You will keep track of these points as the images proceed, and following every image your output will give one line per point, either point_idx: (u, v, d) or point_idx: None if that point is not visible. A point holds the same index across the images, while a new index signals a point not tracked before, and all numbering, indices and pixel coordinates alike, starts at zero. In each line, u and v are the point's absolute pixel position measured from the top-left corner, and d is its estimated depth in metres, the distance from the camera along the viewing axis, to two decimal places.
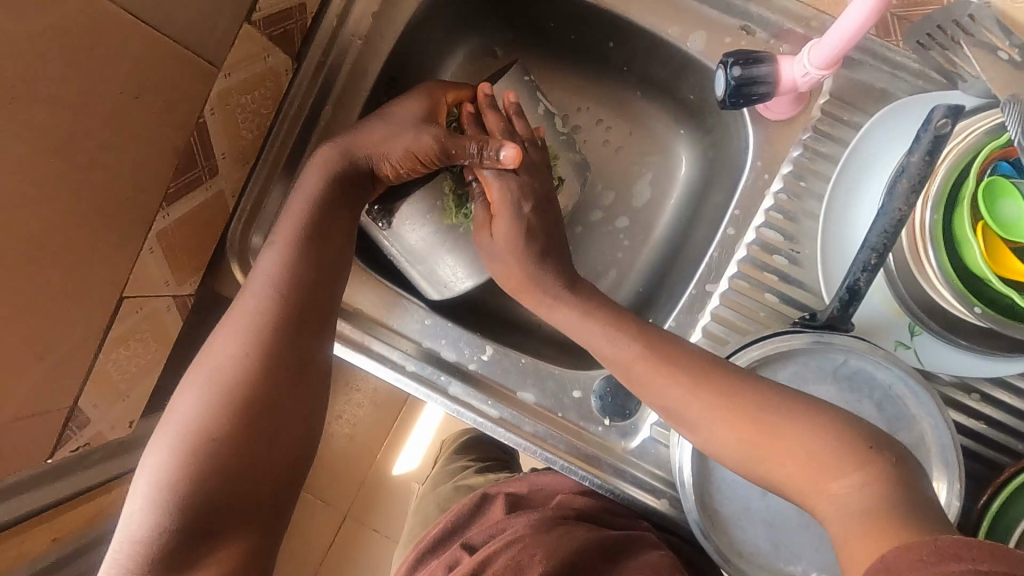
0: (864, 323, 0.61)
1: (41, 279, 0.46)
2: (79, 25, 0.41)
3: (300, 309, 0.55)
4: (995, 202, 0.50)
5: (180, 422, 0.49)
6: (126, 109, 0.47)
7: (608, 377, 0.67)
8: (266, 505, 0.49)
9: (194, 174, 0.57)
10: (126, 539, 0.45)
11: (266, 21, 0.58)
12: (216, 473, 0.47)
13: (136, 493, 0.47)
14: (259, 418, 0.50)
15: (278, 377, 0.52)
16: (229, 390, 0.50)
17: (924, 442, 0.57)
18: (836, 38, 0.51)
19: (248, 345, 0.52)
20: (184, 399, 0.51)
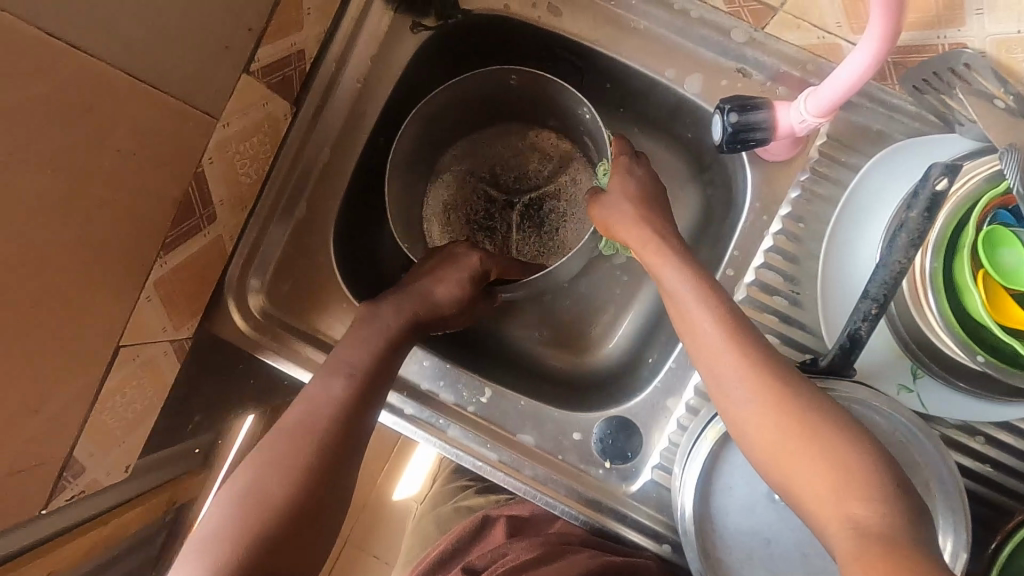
0: (866, 367, 0.61)
1: (32, 337, 0.45)
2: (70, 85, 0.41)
3: (357, 435, 0.56)
4: (996, 250, 0.50)
5: (215, 531, 0.47)
6: (124, 166, 0.47)
7: (608, 419, 0.67)
8: None
9: (192, 222, 0.57)
10: None
11: (265, 70, 0.57)
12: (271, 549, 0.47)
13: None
14: (294, 537, 0.49)
15: (324, 497, 0.51)
16: (277, 502, 0.49)
17: (929, 489, 0.56)
18: (826, 97, 0.51)
19: (302, 459, 0.52)
20: (255, 472, 0.51)
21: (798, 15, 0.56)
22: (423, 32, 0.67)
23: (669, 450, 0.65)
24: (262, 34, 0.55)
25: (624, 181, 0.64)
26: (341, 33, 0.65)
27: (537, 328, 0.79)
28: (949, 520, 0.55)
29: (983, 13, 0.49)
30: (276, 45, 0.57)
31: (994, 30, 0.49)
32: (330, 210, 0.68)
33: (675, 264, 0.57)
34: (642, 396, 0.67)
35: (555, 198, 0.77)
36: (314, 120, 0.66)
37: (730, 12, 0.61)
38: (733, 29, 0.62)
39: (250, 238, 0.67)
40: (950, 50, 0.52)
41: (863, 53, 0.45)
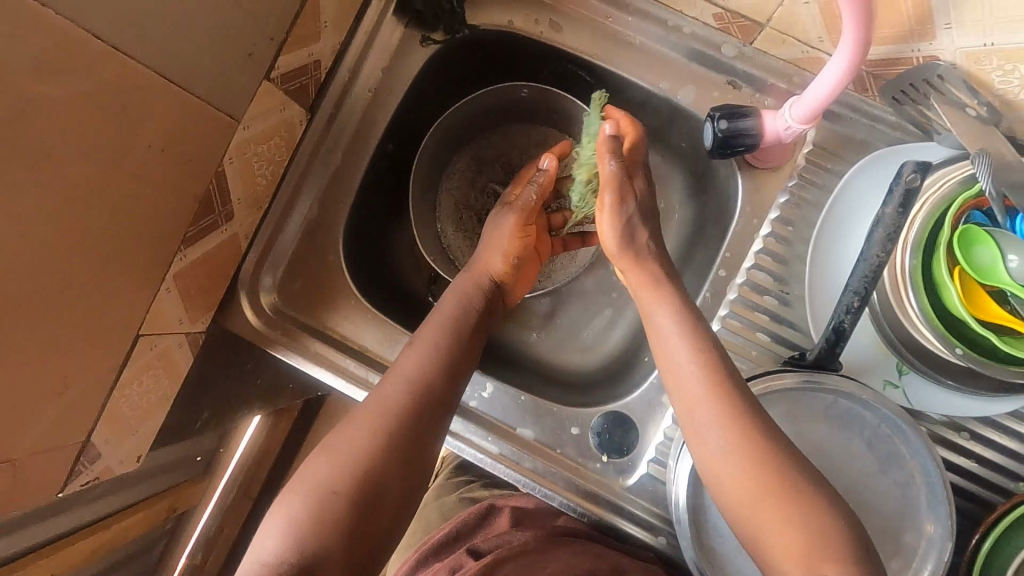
0: (853, 363, 0.63)
1: (59, 322, 0.48)
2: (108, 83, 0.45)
3: (435, 404, 0.59)
4: (971, 247, 0.53)
5: (304, 486, 0.52)
6: (153, 161, 0.50)
7: (606, 414, 0.69)
8: (376, 545, 0.52)
9: (211, 218, 0.60)
10: (255, 562, 0.48)
11: (284, 77, 0.61)
12: (353, 502, 0.51)
13: (275, 521, 0.51)
14: (377, 491, 0.53)
15: (402, 458, 0.55)
16: (359, 460, 0.53)
17: (914, 481, 0.58)
18: (806, 106, 0.55)
19: (381, 422, 0.56)
20: (350, 431, 0.56)
21: (782, 31, 0.60)
22: (433, 46, 0.71)
23: (664, 444, 0.67)
24: (282, 43, 0.58)
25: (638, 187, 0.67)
26: (355, 45, 0.69)
27: (537, 329, 0.82)
28: (932, 511, 0.57)
29: (952, 27, 0.51)
30: (296, 54, 0.61)
31: (961, 44, 0.52)
32: (340, 211, 0.72)
33: (673, 303, 0.61)
34: (638, 393, 0.70)
35: None
36: (328, 127, 0.70)
37: (720, 29, 0.65)
38: (724, 44, 0.66)
39: (264, 237, 0.70)
40: (924, 62, 0.55)
41: (835, 68, 0.49)
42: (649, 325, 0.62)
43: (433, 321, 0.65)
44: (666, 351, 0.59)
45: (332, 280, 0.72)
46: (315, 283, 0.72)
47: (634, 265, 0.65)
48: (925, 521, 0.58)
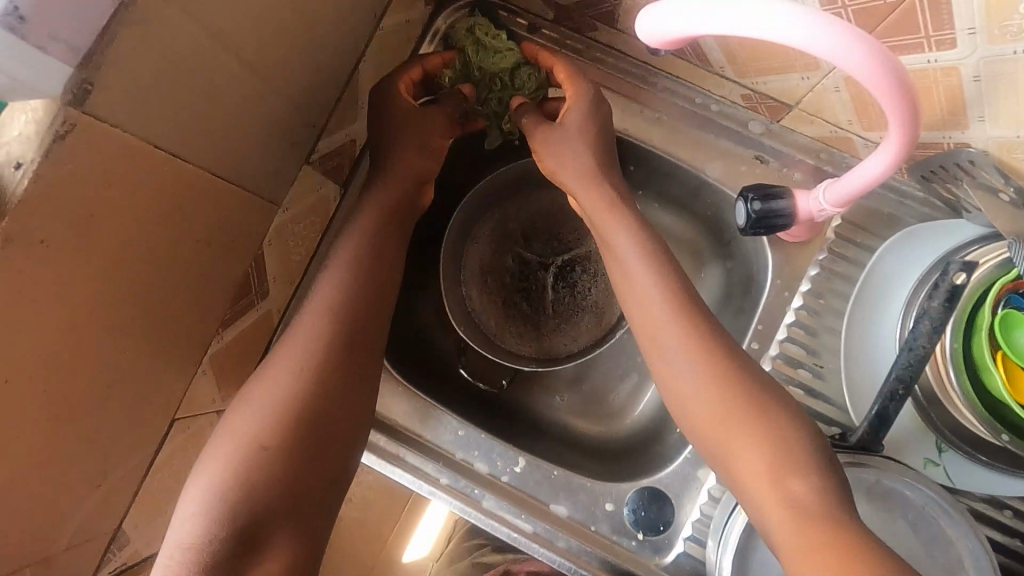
0: (893, 441, 0.63)
1: (103, 417, 0.48)
2: (176, 194, 0.44)
3: (358, 337, 0.57)
4: (1011, 332, 0.52)
5: (222, 452, 0.51)
6: (200, 252, 0.50)
7: (640, 489, 0.68)
8: (315, 498, 0.52)
9: (248, 299, 0.60)
10: (178, 546, 0.47)
11: (324, 159, 0.63)
12: (282, 462, 0.50)
13: (196, 494, 0.49)
14: (307, 438, 0.52)
15: (326, 396, 0.53)
16: (282, 409, 0.52)
17: (961, 565, 0.57)
18: (838, 193, 0.56)
19: (300, 363, 0.54)
20: (264, 386, 0.53)
21: (812, 113, 0.61)
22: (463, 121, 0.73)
23: (702, 522, 0.65)
24: (321, 128, 0.61)
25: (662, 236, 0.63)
26: None
27: (560, 392, 0.83)
28: None
29: (985, 120, 0.50)
30: (335, 138, 0.63)
31: (993, 134, 0.51)
32: None
33: (628, 228, 0.61)
34: (672, 467, 0.69)
35: (585, 262, 0.85)
36: None
37: (748, 107, 0.67)
38: (750, 121, 0.68)
39: None
40: (955, 148, 0.56)
41: (870, 167, 0.49)
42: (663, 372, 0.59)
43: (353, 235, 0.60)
44: (628, 283, 0.61)
45: None
46: None
47: (588, 179, 0.62)
48: None
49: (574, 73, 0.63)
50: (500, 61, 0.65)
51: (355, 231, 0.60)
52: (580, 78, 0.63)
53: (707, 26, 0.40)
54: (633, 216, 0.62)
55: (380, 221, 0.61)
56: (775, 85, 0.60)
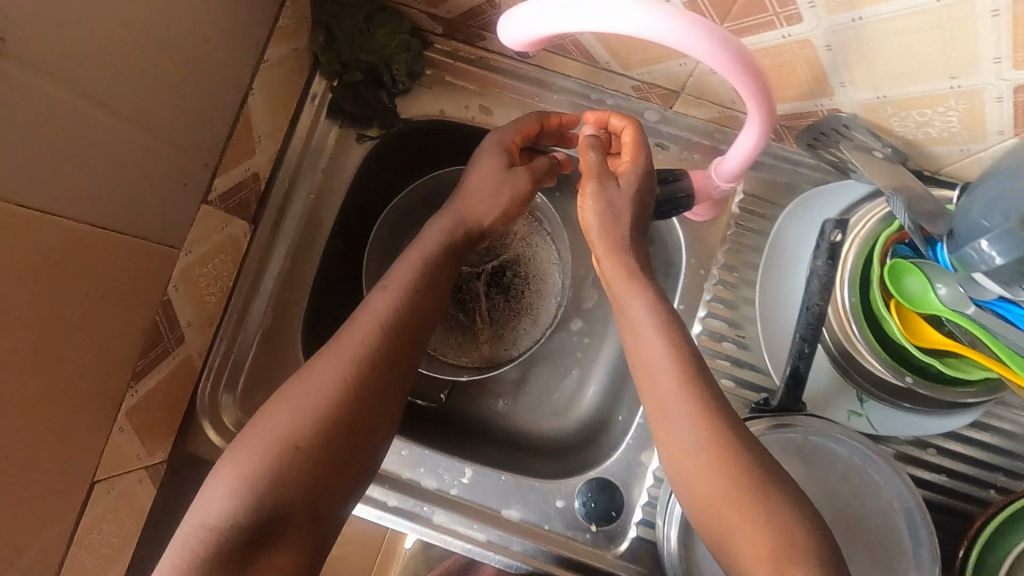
0: (817, 397, 0.65)
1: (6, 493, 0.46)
2: (53, 249, 0.45)
3: (402, 350, 0.58)
4: (903, 280, 0.56)
5: (253, 442, 0.52)
6: (95, 308, 0.49)
7: (589, 481, 0.68)
8: (336, 499, 0.53)
9: (161, 347, 0.58)
10: (201, 527, 0.49)
11: (222, 196, 0.61)
12: (312, 462, 0.52)
13: (219, 480, 0.51)
14: (335, 445, 0.53)
15: (359, 409, 0.55)
16: (317, 415, 0.53)
17: (891, 508, 0.60)
18: (738, 154, 0.56)
19: (342, 371, 0.55)
20: (316, 389, 0.54)
21: (697, 96, 0.64)
22: (369, 141, 0.73)
23: (650, 504, 0.67)
24: (217, 164, 0.59)
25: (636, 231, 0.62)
26: (292, 153, 0.69)
27: (502, 395, 0.83)
28: (911, 533, 0.59)
29: (846, 85, 0.54)
30: (231, 172, 0.61)
31: (858, 98, 0.55)
32: (294, 315, 0.71)
33: (647, 298, 0.59)
34: (617, 456, 0.69)
35: (515, 265, 0.86)
36: (272, 235, 0.69)
37: (641, 97, 0.68)
38: (646, 110, 0.69)
39: (220, 352, 0.68)
40: (829, 114, 0.58)
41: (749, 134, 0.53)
42: (631, 352, 0.59)
43: (419, 248, 0.64)
44: (643, 352, 0.58)
45: None
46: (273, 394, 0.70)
47: (612, 253, 0.60)
48: (907, 544, 0.59)
49: (642, 142, 0.62)
50: (381, 37, 0.67)
51: (418, 247, 0.64)
52: (643, 149, 0.62)
53: (551, 25, 0.44)
54: (652, 291, 0.60)
55: (438, 246, 0.64)
56: (659, 74, 0.63)
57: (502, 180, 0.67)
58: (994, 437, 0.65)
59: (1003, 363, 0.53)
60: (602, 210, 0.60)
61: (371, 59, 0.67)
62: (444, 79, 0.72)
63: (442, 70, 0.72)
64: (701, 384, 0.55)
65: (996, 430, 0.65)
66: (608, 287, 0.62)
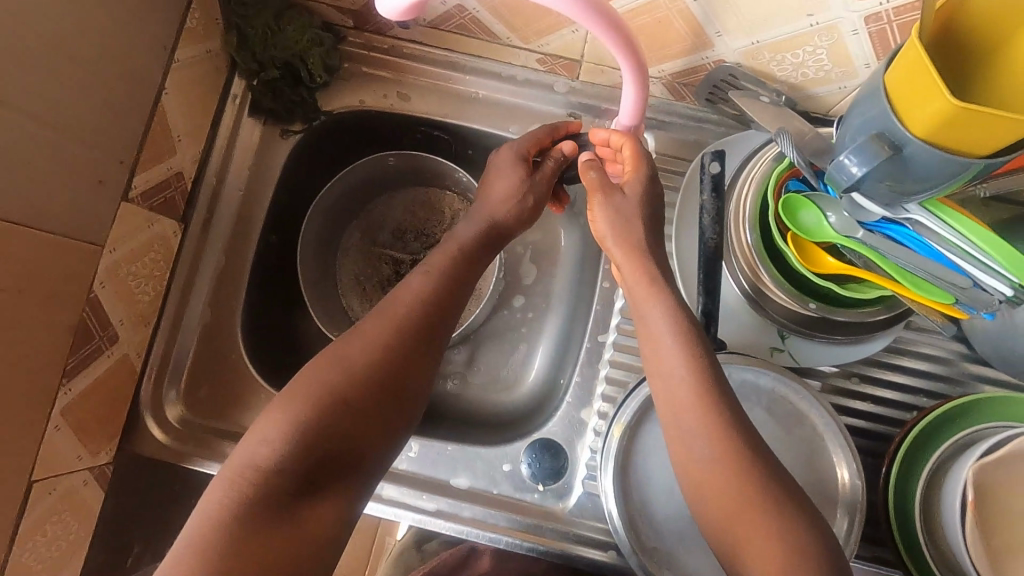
0: (738, 339, 0.68)
1: None
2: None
3: (443, 318, 0.58)
4: (797, 213, 0.59)
5: (312, 390, 0.51)
6: (13, 304, 0.51)
7: (532, 443, 0.70)
8: (371, 461, 0.52)
9: (93, 345, 0.59)
10: (250, 469, 0.47)
11: (144, 195, 0.62)
12: (354, 419, 0.51)
13: (267, 428, 0.50)
14: (385, 406, 0.53)
15: (409, 373, 0.54)
16: (374, 375, 0.53)
17: (817, 432, 0.62)
18: (627, 105, 0.60)
19: (384, 336, 0.54)
20: (368, 348, 0.54)
21: (598, 63, 0.68)
22: (293, 136, 0.75)
23: (592, 459, 0.68)
24: (136, 162, 0.60)
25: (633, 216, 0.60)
26: (216, 153, 0.72)
27: (451, 376, 0.85)
28: (838, 447, 0.61)
29: (722, 35, 0.57)
30: (151, 171, 0.63)
31: (736, 46, 0.59)
32: (232, 310, 0.72)
33: (666, 304, 0.56)
34: (559, 416, 0.71)
35: None
36: (203, 233, 0.71)
37: (548, 71, 0.72)
38: (555, 83, 0.73)
39: (159, 352, 0.69)
40: (716, 66, 0.62)
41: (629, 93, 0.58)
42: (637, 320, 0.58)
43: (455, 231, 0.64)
44: (658, 357, 0.55)
45: (240, 381, 0.71)
46: (217, 389, 0.71)
47: (628, 255, 0.59)
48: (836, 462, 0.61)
49: (643, 154, 0.62)
50: (293, 33, 0.68)
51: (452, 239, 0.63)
52: (645, 160, 0.62)
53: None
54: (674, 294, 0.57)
55: (474, 240, 0.63)
56: (556, 44, 0.66)
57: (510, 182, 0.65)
58: (912, 361, 0.69)
59: (897, 281, 0.56)
60: (612, 219, 0.61)
61: (285, 56, 0.69)
62: (361, 70, 0.75)
63: (359, 63, 0.75)
64: (666, 338, 0.55)
65: (912, 354, 0.69)
66: (628, 292, 0.59)
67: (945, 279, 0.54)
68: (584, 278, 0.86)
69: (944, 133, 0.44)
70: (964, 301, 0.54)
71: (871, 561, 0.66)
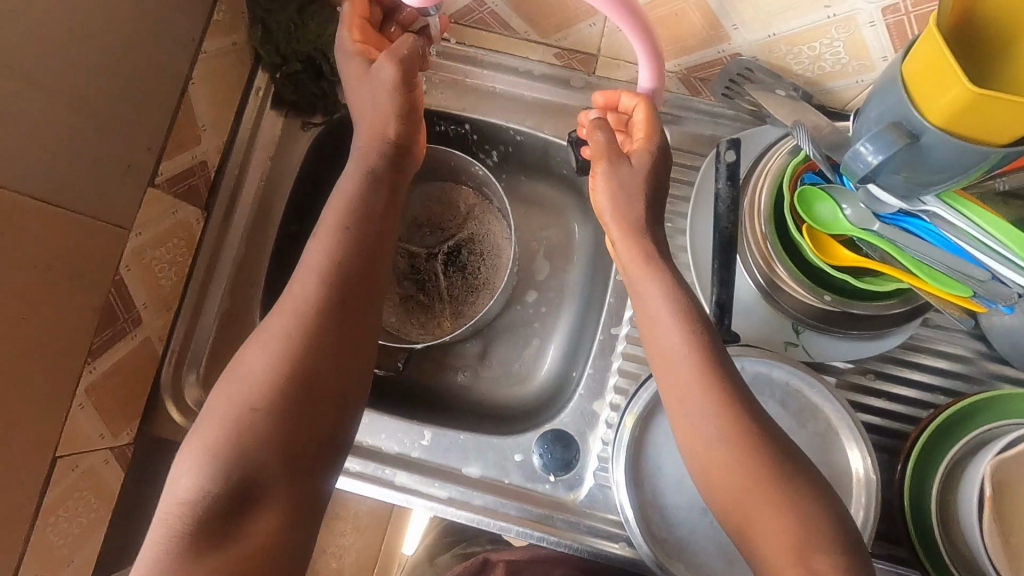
0: (751, 333, 0.68)
1: None
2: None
3: (352, 292, 0.53)
4: (813, 206, 0.59)
5: (222, 408, 0.49)
6: (42, 281, 0.52)
7: (544, 434, 0.70)
8: (309, 465, 0.49)
9: (117, 326, 0.61)
10: (174, 501, 0.47)
11: (169, 181, 0.64)
12: (273, 429, 0.48)
13: (187, 455, 0.49)
14: (307, 402, 0.50)
15: (322, 361, 0.51)
16: (280, 374, 0.50)
17: (832, 426, 0.62)
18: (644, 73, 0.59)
19: (287, 330, 0.51)
20: (274, 347, 0.51)
21: (614, 57, 0.69)
22: (313, 128, 0.77)
23: (603, 450, 0.69)
24: (162, 150, 0.62)
25: (630, 184, 0.57)
26: (239, 144, 0.73)
27: (462, 368, 0.86)
28: (850, 435, 0.61)
29: (739, 27, 0.58)
30: (176, 159, 0.64)
31: (752, 39, 0.59)
32: (251, 297, 0.73)
33: (663, 283, 0.54)
34: (571, 408, 0.72)
35: (470, 244, 0.89)
36: (226, 222, 0.73)
37: (564, 65, 0.73)
38: (572, 78, 0.74)
39: (179, 337, 0.70)
40: (732, 59, 0.63)
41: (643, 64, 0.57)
42: (637, 303, 0.56)
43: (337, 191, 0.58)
44: (659, 333, 0.54)
45: None
46: None
47: (625, 233, 0.57)
48: (845, 450, 0.61)
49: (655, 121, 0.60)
50: (314, 29, 0.69)
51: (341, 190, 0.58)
52: (658, 127, 0.59)
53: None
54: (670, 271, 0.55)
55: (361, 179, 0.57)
56: (574, 38, 0.68)
57: (370, 79, 0.59)
58: (930, 358, 0.68)
59: (914, 274, 0.56)
60: (614, 193, 0.57)
61: (306, 50, 0.70)
62: None
63: None
64: (666, 313, 0.53)
65: (930, 352, 0.68)
66: (624, 270, 0.58)
67: (963, 271, 0.53)
68: (597, 274, 0.86)
69: (960, 120, 0.44)
70: (982, 294, 0.54)
71: (888, 560, 0.65)
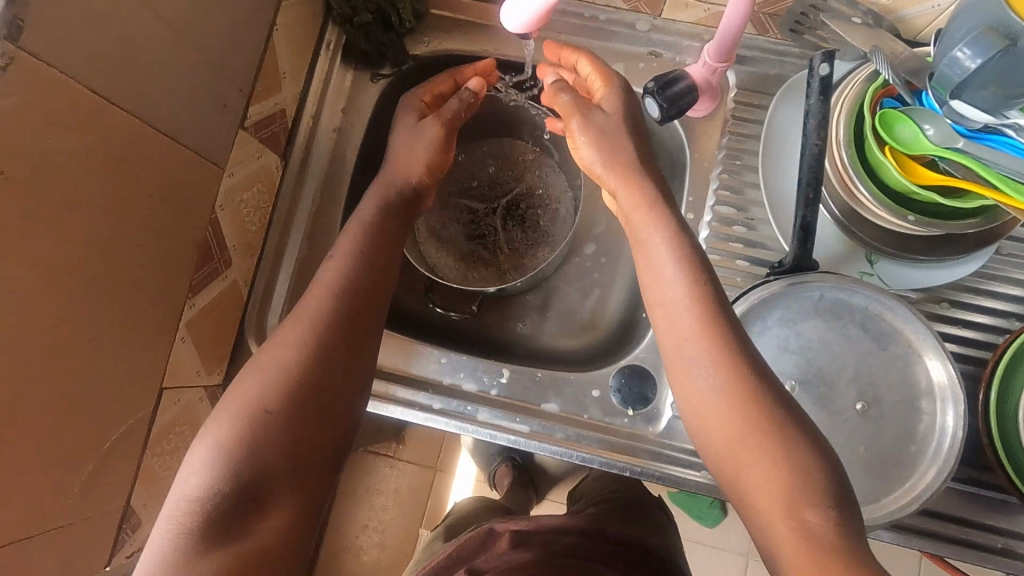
0: (827, 263, 0.69)
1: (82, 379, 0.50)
2: (120, 144, 0.50)
3: (365, 309, 0.56)
4: (893, 128, 0.60)
5: (232, 407, 0.48)
6: (157, 211, 0.54)
7: (621, 370, 0.71)
8: (315, 467, 0.48)
9: (212, 266, 0.63)
10: (180, 499, 0.44)
11: (256, 126, 0.66)
12: (283, 426, 0.47)
13: (192, 459, 0.46)
14: (312, 404, 0.49)
15: (329, 370, 0.51)
16: (284, 378, 0.49)
17: (913, 349, 0.63)
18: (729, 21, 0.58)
19: (300, 337, 0.52)
20: (289, 353, 0.50)
21: None
22: (382, 80, 0.78)
23: None
24: (251, 92, 0.64)
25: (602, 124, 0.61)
26: (313, 94, 0.75)
27: (522, 320, 0.87)
28: (933, 352, 0.61)
29: None
30: (262, 104, 0.66)
31: None
32: (326, 245, 0.75)
33: (663, 230, 0.55)
34: (646, 344, 0.73)
35: (528, 197, 0.90)
36: (302, 170, 0.75)
37: (631, 9, 0.75)
38: (637, 21, 0.75)
39: (260, 284, 0.72)
40: None
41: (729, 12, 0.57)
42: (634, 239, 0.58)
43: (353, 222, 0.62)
44: (663, 287, 0.54)
45: None
46: None
47: (622, 171, 0.59)
48: (920, 365, 0.62)
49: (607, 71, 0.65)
50: None
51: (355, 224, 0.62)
52: (614, 74, 0.65)
53: None
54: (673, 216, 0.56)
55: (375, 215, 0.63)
56: None
57: (416, 133, 0.69)
58: (1003, 286, 0.69)
59: (998, 189, 0.55)
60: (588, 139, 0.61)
61: None
62: (444, 16, 0.79)
63: (461, 13, 0.79)
64: (677, 294, 0.53)
65: (1003, 279, 0.69)
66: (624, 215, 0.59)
67: None
68: None
69: None
70: None
71: (968, 482, 0.66)
